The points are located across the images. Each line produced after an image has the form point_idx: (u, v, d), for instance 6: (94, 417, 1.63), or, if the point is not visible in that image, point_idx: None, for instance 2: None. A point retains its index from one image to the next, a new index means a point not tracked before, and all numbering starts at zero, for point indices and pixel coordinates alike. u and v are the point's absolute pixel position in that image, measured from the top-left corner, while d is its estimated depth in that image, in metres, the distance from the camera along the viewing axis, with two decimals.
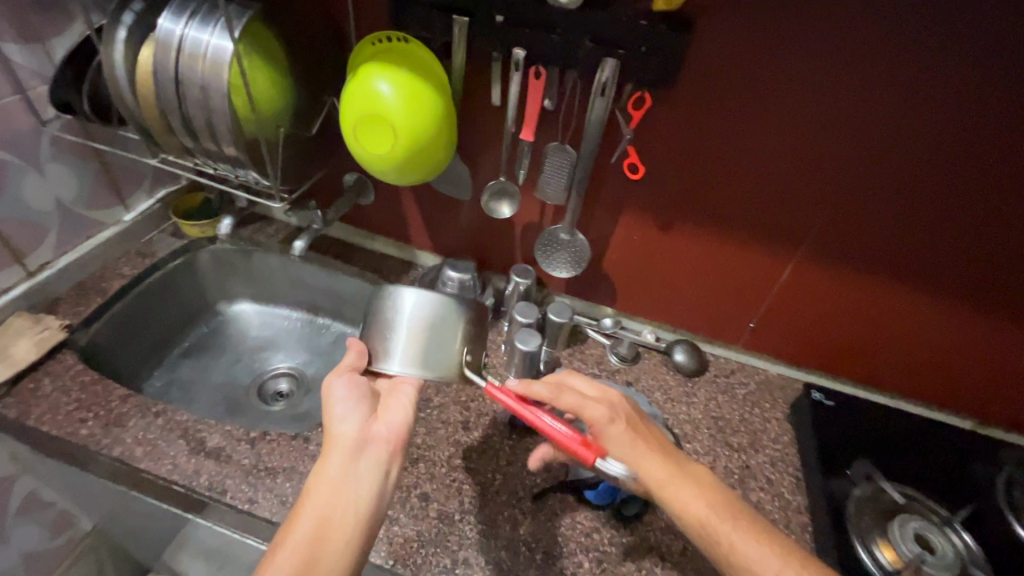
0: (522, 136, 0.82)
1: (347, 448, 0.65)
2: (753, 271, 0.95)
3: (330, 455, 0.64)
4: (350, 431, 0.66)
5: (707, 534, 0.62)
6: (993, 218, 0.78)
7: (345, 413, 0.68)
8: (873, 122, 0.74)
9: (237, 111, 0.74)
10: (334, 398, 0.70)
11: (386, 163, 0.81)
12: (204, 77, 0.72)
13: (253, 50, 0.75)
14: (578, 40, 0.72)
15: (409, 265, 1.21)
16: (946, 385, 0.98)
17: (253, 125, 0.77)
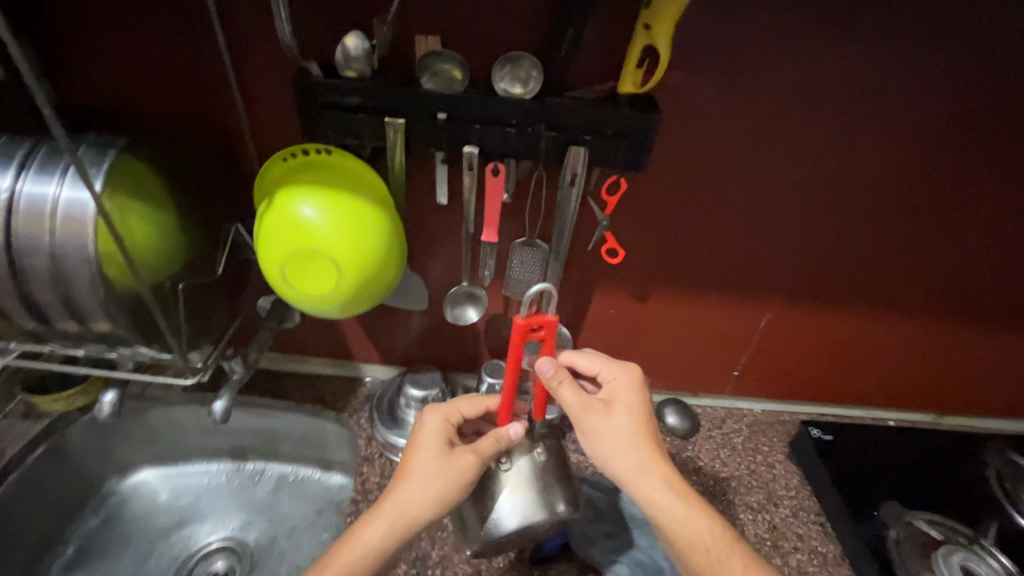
0: (484, 239, 0.71)
1: (408, 524, 0.58)
2: (731, 322, 0.92)
3: (390, 519, 0.58)
4: (422, 508, 0.58)
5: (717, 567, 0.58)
6: (947, 239, 0.80)
7: (430, 481, 0.59)
8: (837, 171, 0.73)
9: (112, 275, 0.55)
10: (433, 449, 0.61)
11: (327, 301, 0.66)
12: (57, 243, 0.52)
13: (128, 194, 0.57)
14: (541, 131, 0.63)
15: (355, 383, 1.03)
16: (916, 390, 1.01)
17: (136, 290, 0.57)
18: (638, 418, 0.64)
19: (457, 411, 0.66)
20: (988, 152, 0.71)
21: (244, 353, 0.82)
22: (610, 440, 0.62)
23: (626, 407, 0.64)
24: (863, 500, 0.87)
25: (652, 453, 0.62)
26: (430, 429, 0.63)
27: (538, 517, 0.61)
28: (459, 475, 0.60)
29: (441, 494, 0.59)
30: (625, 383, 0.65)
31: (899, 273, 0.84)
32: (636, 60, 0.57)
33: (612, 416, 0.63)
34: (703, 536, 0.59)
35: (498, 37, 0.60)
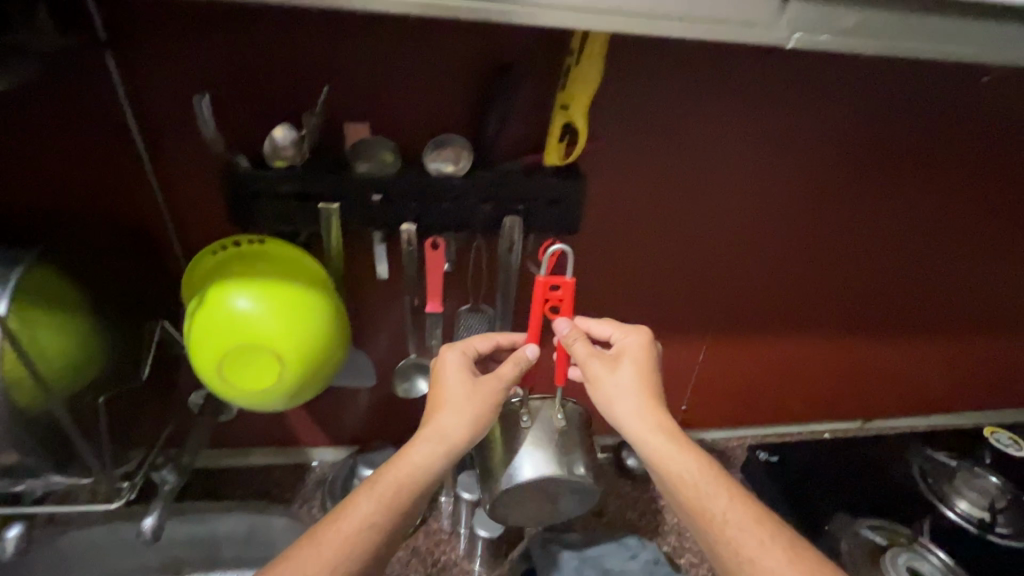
0: (429, 310, 0.71)
1: (451, 446, 0.63)
2: (675, 360, 0.96)
3: (435, 444, 0.62)
4: (461, 431, 0.63)
5: (701, 506, 0.59)
6: (850, 265, 0.89)
7: (462, 407, 0.64)
8: (747, 218, 0.80)
9: (19, 399, 0.51)
10: (455, 379, 0.66)
11: (268, 395, 0.63)
12: None
13: (41, 307, 0.53)
14: (477, 205, 0.65)
15: (302, 469, 0.96)
16: (841, 401, 1.10)
17: (49, 409, 0.53)
18: (646, 372, 0.66)
19: (472, 346, 0.69)
20: (869, 191, 0.81)
21: (177, 457, 0.75)
22: (615, 388, 0.65)
23: (634, 362, 0.67)
24: (815, 515, 0.91)
25: (654, 404, 0.64)
26: (449, 364, 0.67)
27: (556, 472, 0.67)
28: (485, 397, 0.65)
29: (474, 416, 0.64)
30: (636, 343, 0.68)
31: (812, 300, 0.93)
32: (557, 137, 0.62)
33: (619, 369, 0.66)
34: (692, 474, 0.61)
35: (426, 121, 0.62)
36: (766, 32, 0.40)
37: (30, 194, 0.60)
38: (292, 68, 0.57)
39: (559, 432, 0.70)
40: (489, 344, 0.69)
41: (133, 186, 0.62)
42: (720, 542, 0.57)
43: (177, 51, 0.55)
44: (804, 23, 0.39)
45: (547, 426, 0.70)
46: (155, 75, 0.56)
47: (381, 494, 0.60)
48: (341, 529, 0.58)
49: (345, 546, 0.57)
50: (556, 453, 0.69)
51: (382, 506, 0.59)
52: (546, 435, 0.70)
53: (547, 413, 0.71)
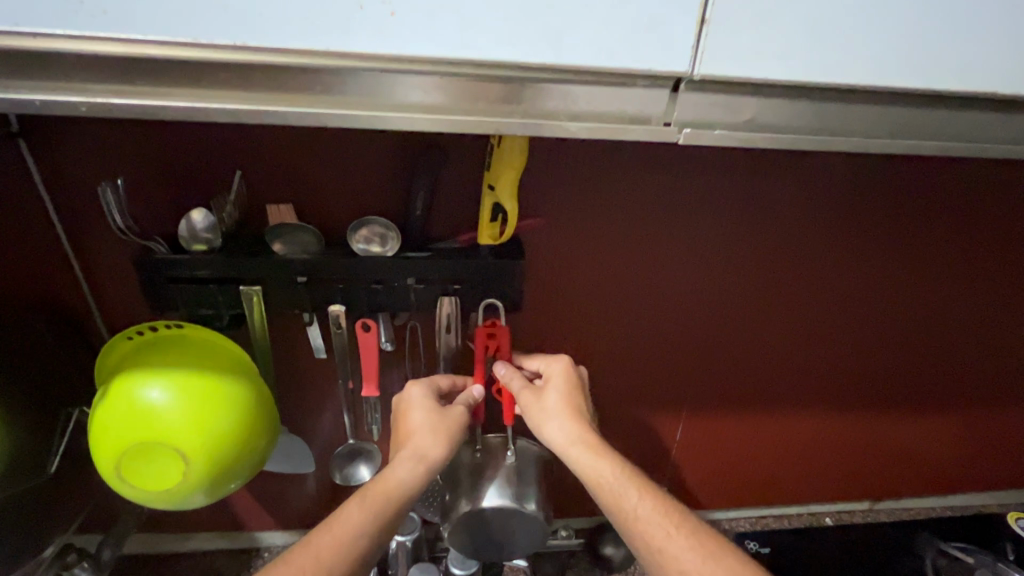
0: (365, 393, 0.66)
1: (431, 464, 0.57)
2: (650, 438, 0.88)
3: (416, 462, 0.57)
4: (441, 453, 0.58)
5: (611, 502, 0.56)
6: (838, 338, 0.81)
7: (436, 429, 0.59)
8: (711, 294, 0.74)
9: None
10: (421, 404, 0.61)
11: (174, 494, 0.58)
12: None
13: None
14: (407, 285, 0.61)
15: (248, 554, 0.89)
16: (841, 480, 1.00)
17: None
18: (573, 390, 0.64)
19: (437, 379, 0.65)
20: (844, 264, 0.74)
21: (97, 552, 0.70)
22: (540, 409, 0.62)
23: (560, 383, 0.64)
24: None
25: (578, 419, 0.61)
26: (414, 395, 0.62)
27: (508, 502, 0.69)
28: (457, 421, 0.61)
29: (452, 436, 0.59)
30: (562, 369, 0.65)
31: (795, 379, 0.85)
32: (488, 217, 0.59)
33: (546, 392, 0.63)
34: (604, 475, 0.57)
35: (352, 202, 0.60)
36: (659, 126, 0.37)
37: None
38: (208, 155, 0.56)
39: (509, 467, 0.71)
40: (450, 380, 0.66)
41: (51, 273, 0.60)
42: (637, 539, 0.54)
43: (87, 142, 0.54)
44: (693, 118, 0.37)
45: (502, 459, 0.72)
46: (69, 162, 0.55)
47: (372, 510, 0.53)
48: (325, 548, 0.50)
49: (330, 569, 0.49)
50: (509, 487, 0.70)
51: (371, 525, 0.52)
52: (497, 470, 0.71)
53: (497, 446, 0.73)
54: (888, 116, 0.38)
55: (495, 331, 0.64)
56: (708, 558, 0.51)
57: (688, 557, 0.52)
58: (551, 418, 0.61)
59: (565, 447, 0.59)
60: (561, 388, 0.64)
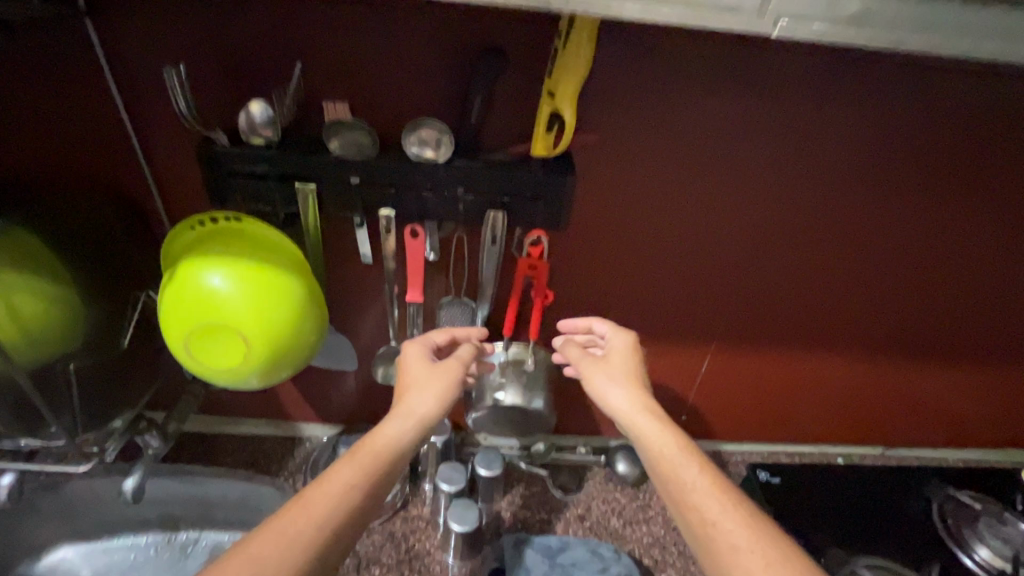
0: (409, 299, 0.70)
1: (422, 419, 0.60)
2: (678, 367, 0.91)
3: (405, 417, 0.59)
4: (434, 406, 0.61)
5: (666, 467, 0.58)
6: (883, 280, 0.80)
7: (429, 383, 0.63)
8: (760, 225, 0.73)
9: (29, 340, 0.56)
10: (416, 363, 0.65)
11: (237, 374, 0.63)
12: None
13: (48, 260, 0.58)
14: (457, 194, 0.62)
15: (292, 442, 0.97)
16: (861, 424, 1.02)
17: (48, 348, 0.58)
18: (629, 359, 0.70)
19: (434, 337, 0.69)
20: (902, 205, 0.72)
21: (163, 424, 0.77)
22: (605, 375, 0.68)
23: (624, 358, 0.70)
24: (810, 547, 0.85)
25: (635, 386, 0.67)
26: (413, 352, 0.66)
27: (524, 403, 0.75)
28: (448, 375, 0.64)
29: (446, 390, 0.63)
30: (626, 347, 0.72)
31: (830, 321, 0.85)
32: (545, 127, 0.58)
33: (611, 363, 0.70)
34: (659, 439, 0.60)
35: (408, 103, 0.60)
36: (753, 16, 0.35)
37: (17, 160, 0.61)
38: (268, 44, 0.55)
39: (528, 373, 0.77)
40: (447, 335, 0.70)
41: (117, 158, 0.62)
42: (689, 507, 0.54)
43: (151, 23, 0.54)
44: (793, 7, 0.35)
45: (521, 366, 0.77)
46: (134, 45, 0.55)
47: (363, 461, 0.54)
48: (316, 496, 0.50)
49: (322, 514, 0.49)
50: (526, 388, 0.76)
51: (364, 472, 0.53)
52: (518, 375, 0.77)
53: (520, 356, 0.77)
54: (999, 24, 0.35)
55: (535, 264, 0.68)
56: (764, 538, 0.50)
57: (738, 531, 0.50)
58: (613, 385, 0.67)
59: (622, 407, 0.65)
60: (626, 363, 0.70)
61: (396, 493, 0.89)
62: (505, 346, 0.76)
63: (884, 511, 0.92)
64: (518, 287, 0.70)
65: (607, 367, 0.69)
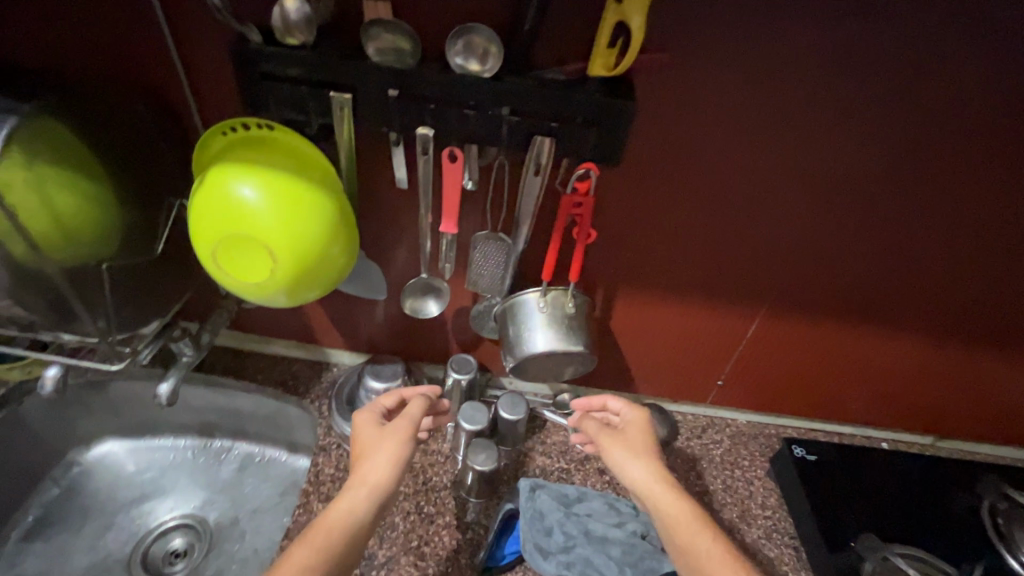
0: (444, 229, 0.66)
1: (375, 486, 0.63)
2: (721, 331, 0.86)
3: (357, 488, 0.63)
4: (385, 473, 0.64)
5: (684, 538, 0.63)
6: (967, 254, 0.73)
7: (381, 445, 0.66)
8: (837, 177, 0.65)
9: (72, 240, 0.56)
10: (365, 432, 0.69)
11: (265, 290, 0.62)
12: (39, 208, 0.53)
13: (81, 160, 0.57)
14: (502, 115, 0.56)
15: (321, 366, 0.98)
16: (912, 410, 0.96)
17: (95, 249, 0.59)
18: (642, 433, 0.73)
19: (384, 402, 0.73)
20: (1006, 165, 0.63)
21: (196, 334, 0.78)
22: (623, 447, 0.71)
23: (638, 427, 0.74)
24: (840, 527, 0.81)
25: (652, 459, 0.70)
26: (363, 420, 0.70)
27: (563, 348, 0.71)
28: (398, 436, 0.67)
29: (397, 455, 0.65)
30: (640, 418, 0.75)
31: (894, 293, 0.78)
32: (607, 40, 0.52)
33: (626, 435, 0.73)
34: (677, 510, 0.65)
35: (455, 5, 0.53)
36: None
37: (52, 49, 0.59)
38: None
39: (567, 317, 0.73)
40: (394, 398, 0.74)
41: (151, 52, 0.59)
42: None
43: None
44: None
45: (560, 310, 0.73)
46: None
47: (315, 543, 0.58)
48: None
49: None
50: (565, 332, 0.72)
51: (315, 553, 0.57)
52: (556, 319, 0.73)
53: (559, 302, 0.73)
54: None
55: (580, 201, 0.63)
56: None
57: None
58: (628, 455, 0.70)
59: (642, 481, 0.67)
60: (639, 432, 0.73)
61: None
62: (543, 290, 0.72)
63: (928, 503, 0.85)
64: (560, 223, 0.65)
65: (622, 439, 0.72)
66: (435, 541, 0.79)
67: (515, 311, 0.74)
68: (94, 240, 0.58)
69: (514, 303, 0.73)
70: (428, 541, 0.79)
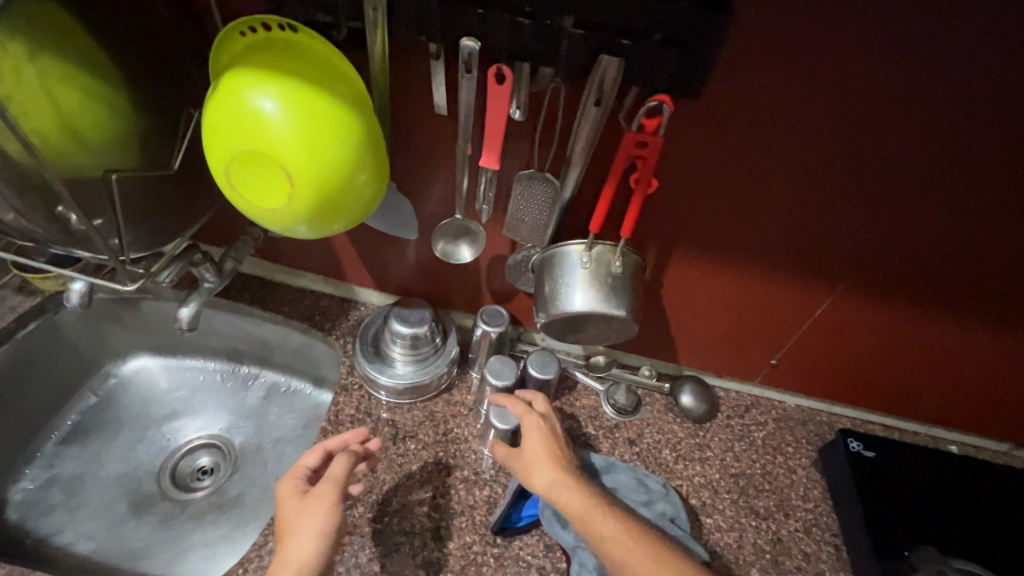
0: (483, 164, 0.58)
1: (302, 565, 0.56)
2: (783, 305, 0.77)
3: (281, 571, 0.56)
4: (313, 548, 0.57)
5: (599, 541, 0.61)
6: None
7: (307, 516, 0.59)
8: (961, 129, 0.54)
9: (75, 145, 0.52)
10: (288, 500, 0.62)
11: (282, 217, 0.56)
12: (38, 106, 0.48)
13: (85, 54, 0.51)
14: (563, 27, 0.47)
15: (347, 304, 0.95)
16: (989, 413, 0.85)
17: (101, 158, 0.54)
18: (538, 434, 0.69)
19: (307, 460, 0.66)
20: None
21: (219, 261, 0.74)
22: (524, 466, 0.67)
23: (537, 434, 0.69)
24: (893, 533, 0.73)
25: (555, 465, 0.66)
26: (285, 490, 0.63)
27: (603, 309, 0.63)
28: (325, 502, 0.60)
29: (322, 524, 0.59)
30: (535, 425, 0.71)
31: (999, 280, 0.67)
32: None
33: (527, 447, 0.69)
34: (585, 517, 0.62)
35: None
36: None
37: None
38: None
39: (613, 277, 0.65)
40: (318, 454, 0.67)
41: None
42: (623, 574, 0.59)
43: None
44: None
45: (603, 268, 0.65)
46: None
47: None
48: None
49: None
50: (608, 293, 0.65)
51: None
52: (600, 277, 0.65)
53: (605, 259, 0.65)
54: None
55: (644, 141, 0.53)
56: None
57: None
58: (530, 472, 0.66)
59: (545, 487, 0.64)
60: (535, 438, 0.69)
61: (440, 375, 0.85)
62: (589, 244, 0.64)
63: (998, 517, 0.77)
64: (618, 167, 0.56)
65: (523, 454, 0.68)
66: (451, 495, 0.76)
67: (554, 262, 0.66)
68: (100, 148, 0.54)
69: (554, 253, 0.66)
70: (444, 494, 0.76)
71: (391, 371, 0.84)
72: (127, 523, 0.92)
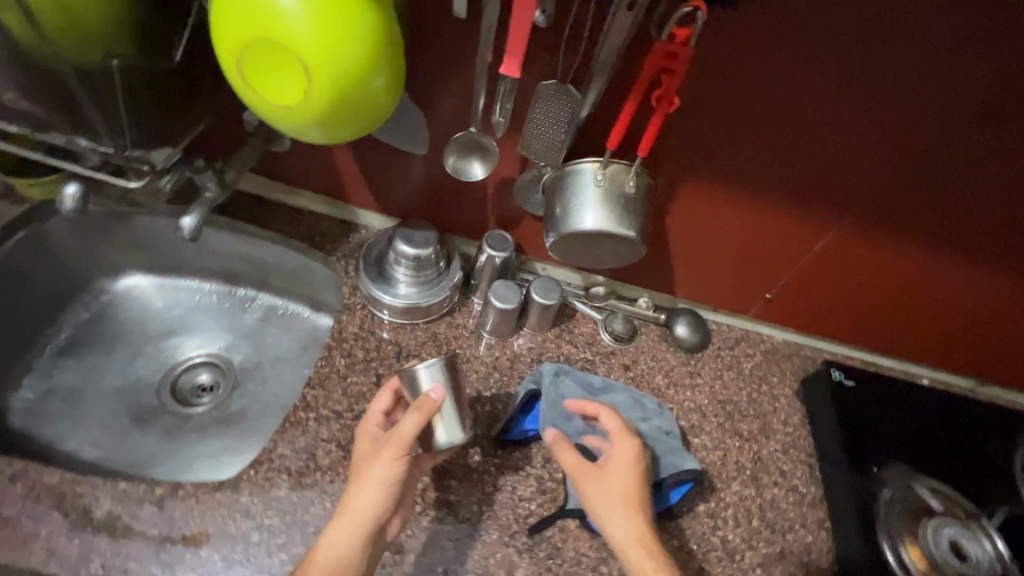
0: (504, 72, 0.55)
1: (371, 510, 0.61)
2: (785, 238, 0.78)
3: (350, 516, 0.61)
4: (373, 499, 0.61)
5: None
6: None
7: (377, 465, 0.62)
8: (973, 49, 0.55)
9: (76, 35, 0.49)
10: (368, 442, 0.67)
11: (299, 120, 0.54)
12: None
13: None
14: None
15: (347, 224, 0.93)
16: (964, 350, 0.90)
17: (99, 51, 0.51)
18: (628, 470, 0.66)
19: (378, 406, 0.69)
20: None
21: (221, 171, 0.73)
22: (599, 496, 0.64)
23: (629, 466, 0.66)
24: (865, 456, 0.79)
25: (634, 512, 0.63)
26: (364, 431, 0.67)
27: (614, 228, 0.63)
28: (395, 447, 0.62)
29: (385, 477, 0.62)
30: (629, 456, 0.67)
31: (990, 215, 0.70)
32: None
33: (608, 476, 0.66)
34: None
35: None
36: None
37: None
38: None
39: (626, 198, 0.65)
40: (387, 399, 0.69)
41: None
42: None
43: None
44: None
45: (616, 187, 0.65)
46: None
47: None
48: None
49: None
50: (621, 212, 0.64)
51: None
52: (614, 197, 0.65)
53: (618, 178, 0.65)
54: None
55: (675, 54, 0.52)
56: None
57: None
58: (604, 502, 0.64)
59: (617, 533, 0.62)
60: (625, 472, 0.66)
61: (444, 298, 0.86)
62: (604, 161, 0.63)
63: (961, 444, 0.83)
64: (643, 82, 0.55)
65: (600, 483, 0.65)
66: None
67: (566, 180, 0.66)
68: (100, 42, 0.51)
69: (568, 170, 0.65)
70: None
71: (394, 291, 0.84)
72: (128, 434, 0.93)
